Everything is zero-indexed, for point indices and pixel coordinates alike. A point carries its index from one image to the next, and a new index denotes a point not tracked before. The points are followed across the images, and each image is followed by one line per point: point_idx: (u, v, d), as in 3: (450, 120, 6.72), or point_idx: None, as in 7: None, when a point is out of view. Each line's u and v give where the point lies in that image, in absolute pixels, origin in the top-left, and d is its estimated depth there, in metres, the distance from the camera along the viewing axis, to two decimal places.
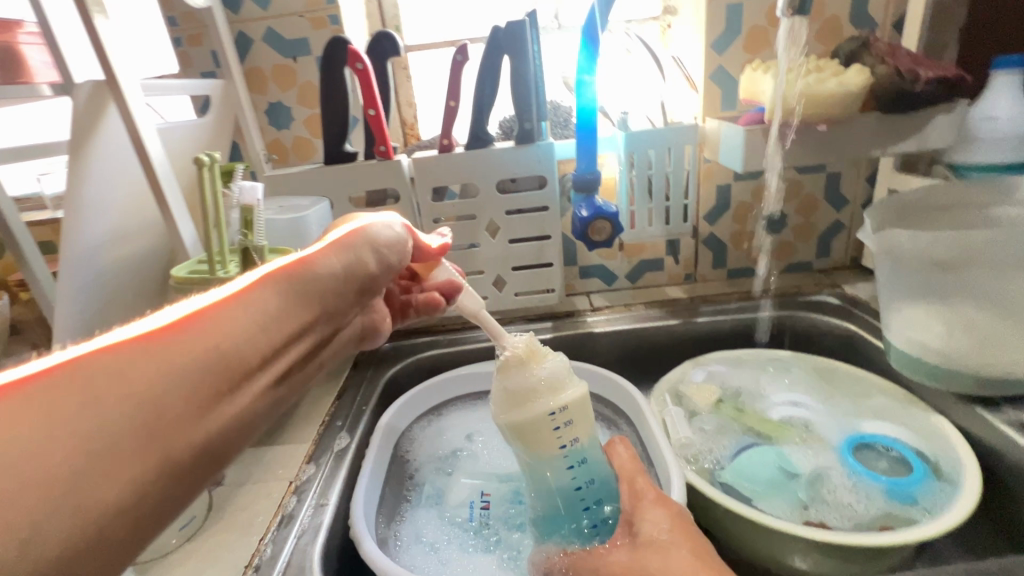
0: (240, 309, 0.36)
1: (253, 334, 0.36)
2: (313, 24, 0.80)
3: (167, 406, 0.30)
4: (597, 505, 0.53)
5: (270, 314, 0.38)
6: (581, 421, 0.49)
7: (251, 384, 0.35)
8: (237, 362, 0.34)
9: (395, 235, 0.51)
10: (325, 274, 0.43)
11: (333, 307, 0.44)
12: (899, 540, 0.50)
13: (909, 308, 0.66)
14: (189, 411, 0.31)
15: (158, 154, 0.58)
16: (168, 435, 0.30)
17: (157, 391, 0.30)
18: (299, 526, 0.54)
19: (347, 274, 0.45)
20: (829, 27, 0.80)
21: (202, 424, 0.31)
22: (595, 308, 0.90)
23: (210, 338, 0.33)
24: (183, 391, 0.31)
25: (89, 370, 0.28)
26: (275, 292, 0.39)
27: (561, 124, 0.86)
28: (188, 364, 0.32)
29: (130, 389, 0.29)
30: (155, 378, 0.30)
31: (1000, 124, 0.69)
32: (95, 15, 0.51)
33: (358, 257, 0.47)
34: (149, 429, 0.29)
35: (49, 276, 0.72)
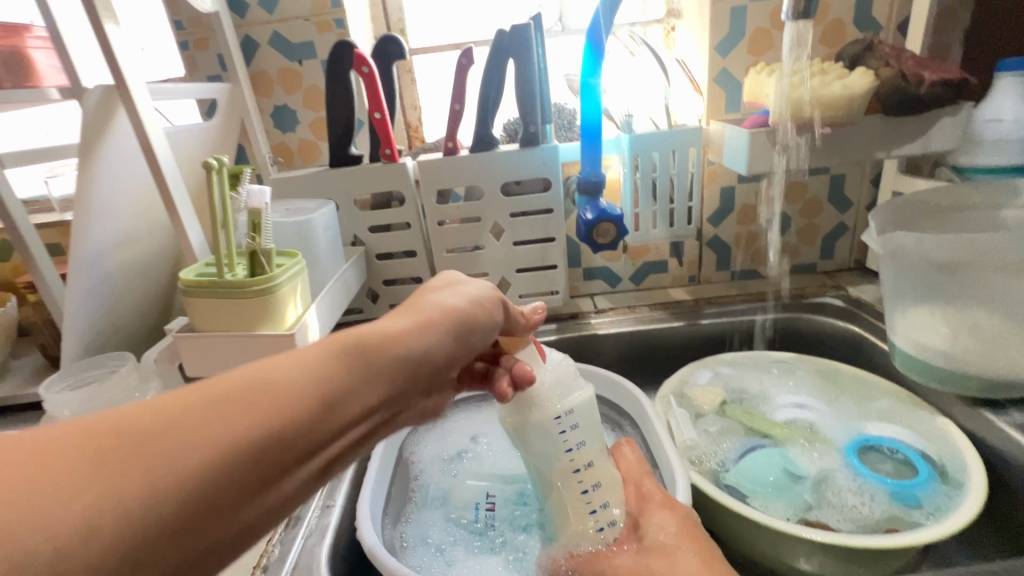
0: (311, 383, 0.30)
1: (315, 415, 0.30)
2: (318, 28, 0.81)
3: (213, 491, 0.25)
4: (604, 507, 0.49)
5: (339, 394, 0.31)
6: (588, 422, 0.49)
7: (302, 470, 0.29)
8: (295, 444, 0.28)
9: (485, 302, 0.44)
10: (408, 345, 0.36)
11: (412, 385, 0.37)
12: (904, 542, 0.50)
13: (914, 311, 0.66)
14: (229, 498, 0.26)
15: (166, 158, 0.59)
16: (203, 523, 0.25)
17: (222, 462, 0.26)
18: (307, 526, 0.54)
19: (436, 343, 0.38)
20: (833, 30, 0.80)
21: (239, 515, 0.27)
22: (599, 309, 0.90)
23: (272, 413, 0.28)
24: (227, 476, 0.26)
25: (142, 436, 0.24)
26: (355, 362, 0.33)
27: (565, 126, 0.86)
28: (222, 458, 0.26)
29: (177, 464, 0.24)
30: (199, 456, 0.25)
31: (1004, 126, 0.70)
32: (105, 20, 0.51)
33: (451, 326, 0.40)
34: (183, 519, 0.24)
35: (57, 278, 0.72)
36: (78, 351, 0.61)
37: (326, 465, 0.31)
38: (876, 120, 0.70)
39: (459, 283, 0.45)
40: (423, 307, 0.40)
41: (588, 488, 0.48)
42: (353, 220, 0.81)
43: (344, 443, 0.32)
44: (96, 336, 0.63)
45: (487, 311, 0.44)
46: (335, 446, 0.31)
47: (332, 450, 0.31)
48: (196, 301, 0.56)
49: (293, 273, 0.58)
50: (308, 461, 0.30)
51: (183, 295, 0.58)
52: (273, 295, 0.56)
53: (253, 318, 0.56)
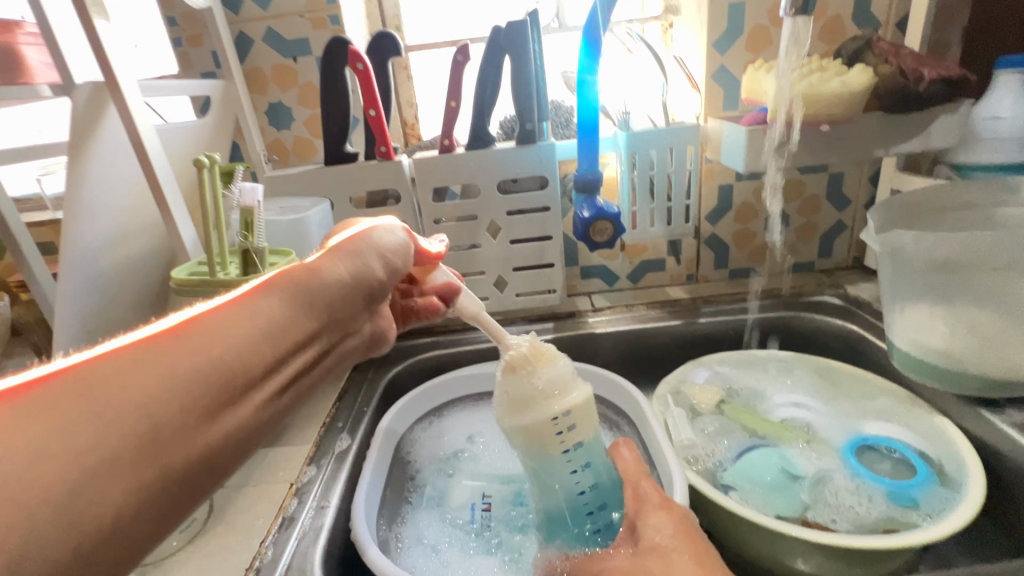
0: (246, 318, 0.33)
1: (257, 342, 0.33)
2: (313, 24, 0.80)
3: (177, 414, 0.28)
4: (599, 506, 0.51)
5: (275, 323, 0.34)
6: (586, 422, 0.49)
7: (257, 392, 0.32)
8: (245, 369, 0.31)
9: (401, 242, 0.47)
10: (338, 277, 0.39)
11: (342, 313, 0.40)
12: (901, 543, 0.50)
13: (912, 309, 0.65)
14: (194, 417, 0.28)
15: (158, 155, 0.58)
16: (173, 442, 0.27)
17: (181, 390, 0.28)
18: (300, 528, 0.54)
19: (361, 276, 0.41)
20: (832, 27, 0.80)
21: (210, 430, 0.29)
22: (596, 308, 0.89)
23: (217, 345, 0.31)
24: (188, 397, 0.28)
25: (95, 375, 0.26)
26: (292, 295, 0.36)
27: (562, 124, 0.85)
28: (183, 378, 0.29)
29: (133, 395, 0.27)
30: (155, 387, 0.28)
31: (1003, 124, 0.69)
32: (95, 16, 0.51)
33: (371, 259, 0.43)
34: (151, 440, 0.27)
35: (49, 277, 0.71)
36: (69, 350, 0.60)
37: (282, 385, 0.35)
38: (875, 118, 0.70)
39: (379, 224, 0.47)
40: (345, 244, 0.42)
41: (585, 490, 0.50)
42: (348, 218, 0.81)
43: (291, 365, 0.35)
44: (88, 336, 0.62)
45: (402, 248, 0.47)
46: (283, 367, 0.35)
47: (280, 373, 0.34)
48: (189, 300, 0.56)
49: None
50: (260, 381, 0.33)
51: (175, 294, 0.57)
52: None
53: None
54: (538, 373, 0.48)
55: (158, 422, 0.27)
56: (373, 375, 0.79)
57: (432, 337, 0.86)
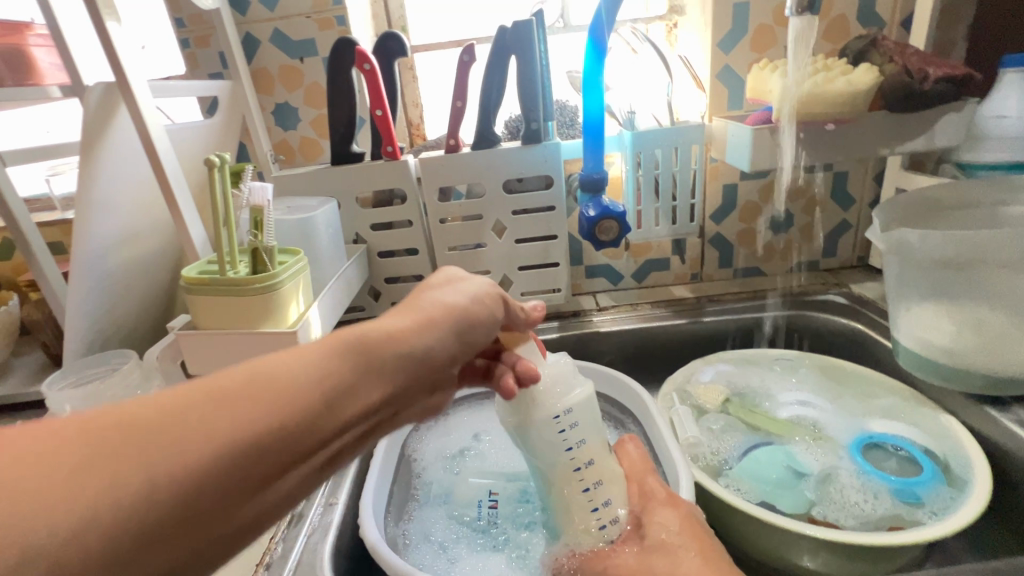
0: (312, 384, 0.29)
1: (315, 415, 0.28)
2: (320, 25, 0.80)
3: (212, 489, 0.24)
4: (607, 505, 0.49)
5: (340, 393, 0.30)
6: (589, 419, 0.49)
7: (303, 468, 0.28)
8: (295, 444, 0.27)
9: (484, 298, 0.42)
10: (410, 340, 0.35)
11: (413, 384, 0.35)
12: (907, 540, 0.50)
13: (917, 308, 0.66)
14: (229, 493, 0.25)
15: (167, 155, 0.58)
16: (203, 520, 0.24)
17: (224, 463, 0.25)
18: (309, 525, 0.54)
19: (439, 338, 0.37)
20: (836, 27, 0.80)
21: (239, 510, 0.26)
22: (601, 307, 0.90)
23: (274, 412, 0.27)
24: (226, 473, 0.25)
25: (133, 439, 0.23)
26: (355, 360, 0.31)
27: (567, 124, 0.86)
28: (220, 452, 0.25)
29: (170, 463, 0.24)
30: (195, 459, 0.24)
31: (1008, 123, 0.69)
32: (107, 18, 0.51)
33: (454, 320, 0.38)
34: (181, 514, 0.24)
35: (58, 276, 0.72)
36: (80, 349, 0.61)
37: (330, 461, 0.30)
38: (880, 117, 0.70)
39: (462, 278, 0.43)
40: (423, 303, 0.38)
41: (590, 486, 0.48)
42: (355, 217, 0.81)
43: (348, 441, 0.31)
44: (98, 335, 0.63)
45: (488, 306, 0.42)
46: (339, 443, 0.30)
47: (335, 448, 0.30)
48: (198, 298, 0.56)
49: (295, 271, 0.58)
50: (310, 458, 0.28)
51: (184, 293, 0.58)
52: (275, 292, 0.55)
53: (255, 316, 0.56)
54: (543, 375, 0.49)
55: (194, 497, 0.24)
56: None
57: None
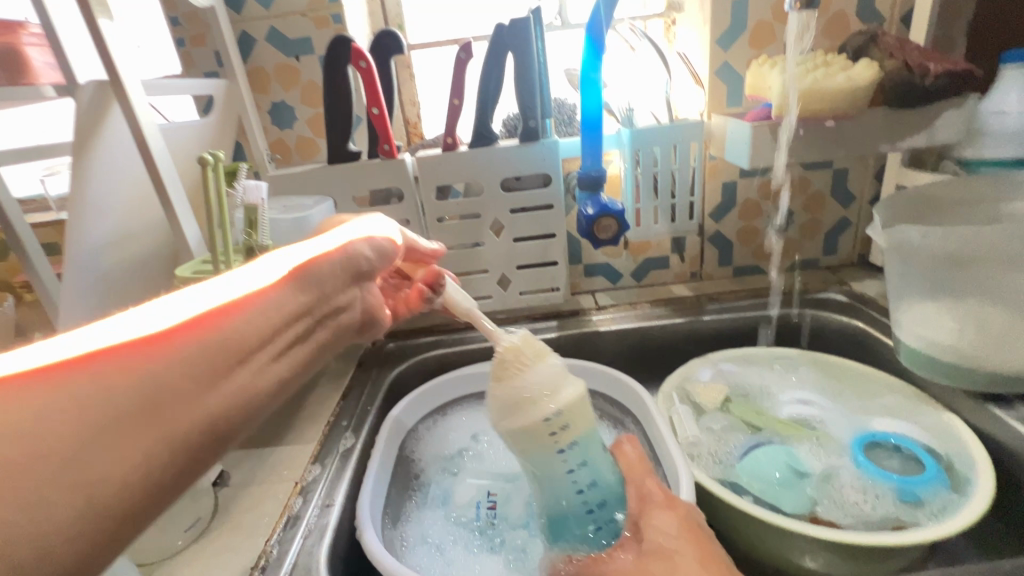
0: (239, 304, 0.37)
1: (249, 322, 0.37)
2: (316, 23, 0.80)
3: (180, 382, 0.32)
4: (600, 504, 0.50)
5: (264, 308, 0.39)
6: (583, 419, 0.48)
7: (250, 368, 0.36)
8: (238, 344, 0.36)
9: (389, 245, 0.52)
10: (322, 270, 0.44)
11: (323, 304, 0.44)
12: (908, 540, 0.49)
13: (920, 305, 0.65)
14: (195, 385, 0.32)
15: (162, 154, 0.58)
16: (177, 407, 0.31)
17: (181, 359, 0.32)
18: (306, 526, 0.54)
19: (340, 267, 0.46)
20: (836, 23, 0.80)
21: (210, 397, 0.33)
22: (600, 307, 0.89)
23: (210, 327, 0.35)
24: (185, 370, 0.32)
25: (101, 359, 0.30)
26: (276, 288, 0.41)
27: (565, 122, 0.85)
28: (159, 360, 0.31)
29: (138, 365, 0.31)
30: (160, 359, 0.31)
31: (1009, 118, 0.69)
32: (99, 16, 0.51)
33: (353, 256, 0.48)
34: (155, 403, 0.30)
35: (53, 277, 0.71)
36: None
37: (277, 359, 0.39)
38: (881, 113, 0.69)
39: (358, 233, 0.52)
40: (328, 247, 0.47)
41: (582, 489, 0.49)
42: (352, 217, 0.81)
43: (283, 340, 0.40)
44: None
45: (385, 249, 0.51)
46: (274, 346, 0.39)
47: (274, 350, 0.39)
48: None
49: None
50: (252, 359, 0.36)
51: (179, 293, 0.57)
52: None
53: None
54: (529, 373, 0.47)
55: (162, 388, 0.31)
56: (378, 374, 0.79)
57: (435, 336, 0.85)
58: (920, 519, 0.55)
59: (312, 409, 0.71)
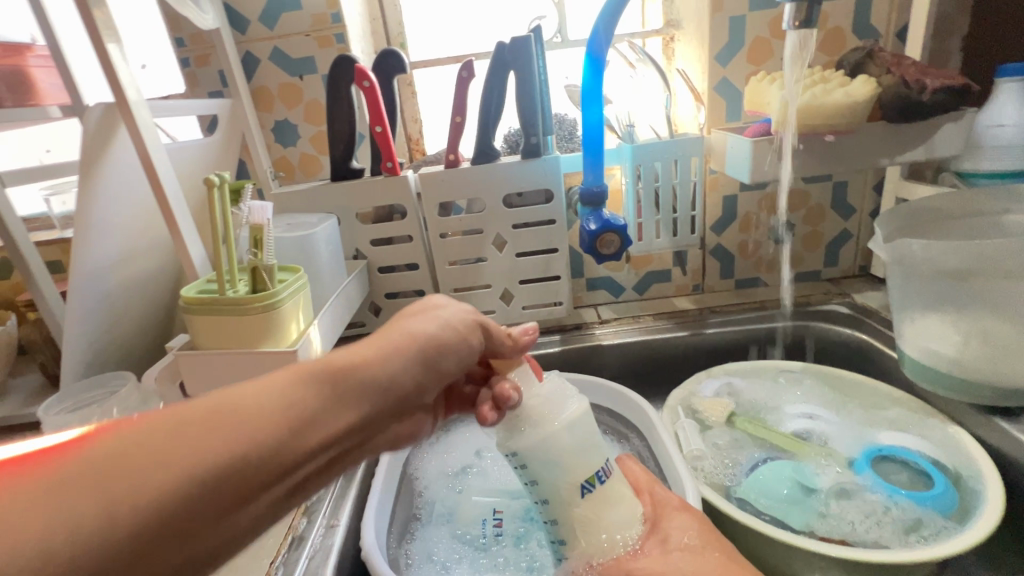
0: (282, 405, 0.29)
1: (281, 441, 0.29)
2: (319, 43, 0.81)
3: (137, 530, 0.23)
4: (562, 541, 0.47)
5: (288, 422, 0.29)
6: (572, 453, 0.45)
7: (266, 497, 0.28)
8: (261, 473, 0.28)
9: (467, 333, 0.42)
10: (380, 370, 0.35)
11: (380, 413, 0.35)
12: (912, 557, 0.49)
13: (924, 318, 0.65)
14: (193, 519, 0.25)
15: (167, 175, 0.58)
16: (132, 561, 0.23)
17: (158, 498, 0.24)
18: (310, 547, 0.53)
19: (410, 369, 0.37)
20: (832, 39, 0.81)
21: (206, 538, 0.26)
22: (603, 320, 0.89)
23: (228, 443, 0.27)
24: (192, 505, 0.25)
25: (116, 466, 0.24)
26: (355, 380, 0.33)
27: (567, 137, 0.86)
28: (183, 481, 0.25)
29: (140, 492, 0.24)
30: (168, 486, 0.24)
31: (1007, 131, 0.69)
32: (107, 41, 0.51)
33: (421, 350, 0.38)
34: (155, 537, 0.24)
35: (56, 297, 0.71)
36: (76, 372, 0.60)
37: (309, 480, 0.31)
38: (880, 127, 0.70)
39: (438, 308, 0.42)
40: (393, 330, 0.38)
41: (544, 522, 0.47)
42: (354, 233, 0.81)
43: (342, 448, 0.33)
44: (97, 354, 0.62)
45: (461, 332, 0.41)
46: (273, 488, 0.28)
47: (293, 479, 0.30)
48: (198, 317, 0.55)
49: (295, 288, 0.58)
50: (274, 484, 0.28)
51: (183, 312, 0.57)
52: (275, 311, 0.55)
53: (256, 335, 0.55)
54: (527, 402, 0.47)
55: (150, 521, 0.24)
56: None
57: None
58: (912, 542, 0.55)
59: None
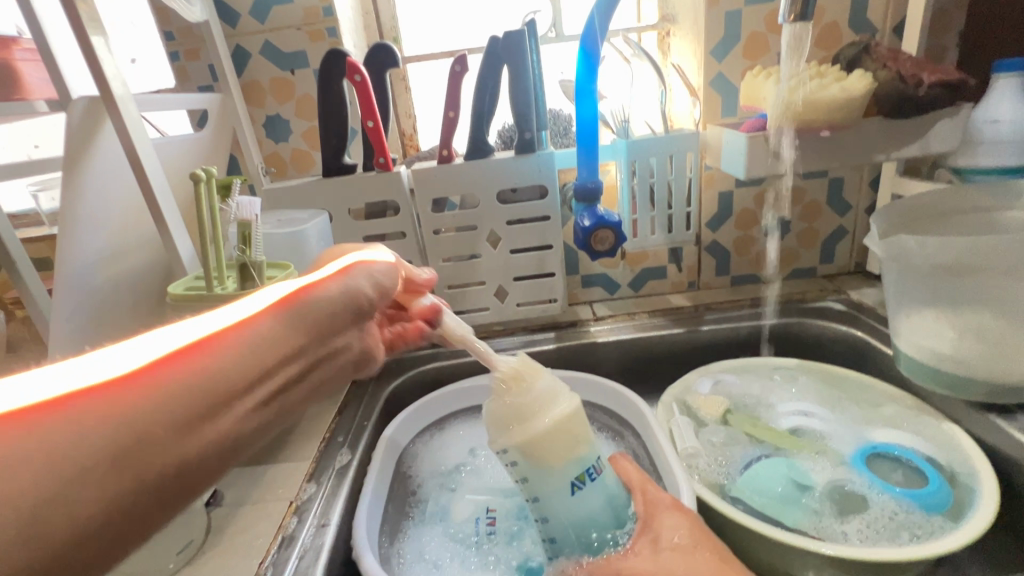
0: (249, 335, 0.37)
1: (247, 361, 0.36)
2: (310, 37, 0.80)
3: (130, 435, 0.29)
4: (554, 539, 0.47)
5: (276, 339, 0.38)
6: (560, 453, 0.45)
7: (229, 411, 0.34)
8: (227, 389, 0.34)
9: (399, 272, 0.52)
10: (313, 307, 0.42)
11: (334, 340, 0.44)
12: (905, 556, 0.49)
13: (920, 315, 0.64)
14: (185, 422, 0.31)
15: (155, 170, 0.57)
16: (140, 458, 0.29)
17: (136, 411, 0.30)
18: (301, 547, 0.52)
19: (337, 307, 0.44)
20: (828, 34, 0.80)
21: (191, 442, 0.31)
22: (598, 317, 0.89)
23: (201, 368, 0.33)
24: (160, 419, 0.30)
25: (105, 391, 0.29)
26: (303, 315, 0.41)
27: (562, 133, 0.85)
28: (160, 396, 0.31)
29: (126, 407, 0.29)
30: (142, 400, 0.30)
31: (1004, 127, 0.69)
32: (92, 33, 0.50)
33: (350, 292, 0.45)
34: (138, 441, 0.29)
35: (44, 295, 0.71)
36: None
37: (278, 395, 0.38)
38: (876, 123, 0.70)
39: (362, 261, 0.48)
40: (318, 280, 0.44)
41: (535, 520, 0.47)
42: (347, 230, 0.80)
43: (291, 373, 0.40)
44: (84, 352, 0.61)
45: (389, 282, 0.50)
46: (254, 394, 0.36)
47: (276, 386, 0.38)
48: (186, 315, 0.54)
49: (285, 285, 0.57)
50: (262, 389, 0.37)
51: (172, 310, 0.56)
52: None
53: None
54: (510, 400, 0.46)
55: (132, 431, 0.29)
56: (374, 390, 0.78)
57: (432, 347, 0.84)
58: (904, 539, 0.55)
59: (306, 426, 0.70)
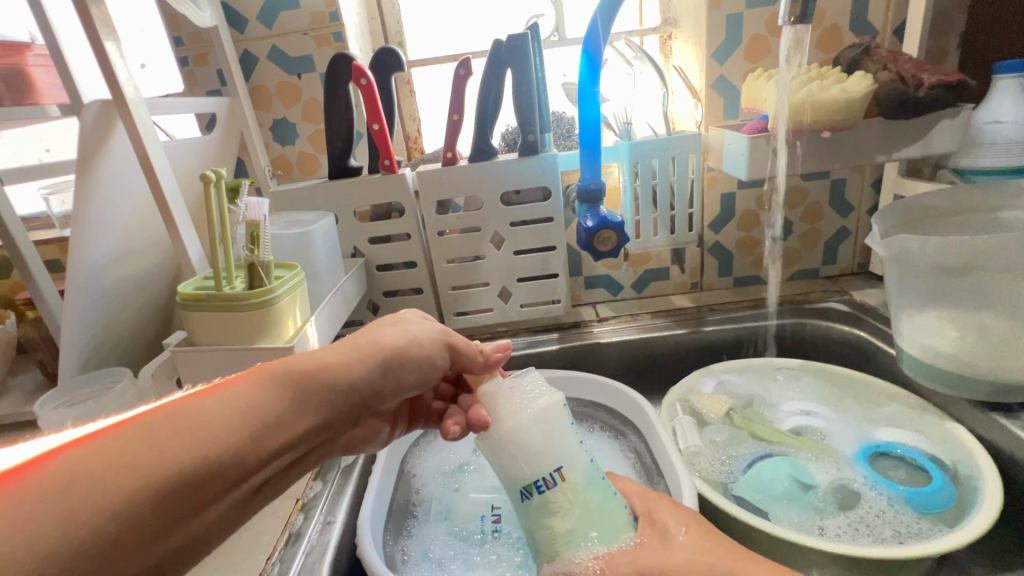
0: (243, 410, 0.33)
1: (240, 444, 0.32)
2: (317, 42, 0.81)
3: (149, 508, 0.27)
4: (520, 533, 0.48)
5: (260, 426, 0.33)
6: (542, 441, 0.45)
7: (238, 491, 0.32)
8: (227, 474, 0.31)
9: (426, 345, 0.45)
10: (340, 371, 0.39)
11: (304, 429, 0.36)
12: (909, 553, 0.49)
13: (922, 314, 0.65)
14: (198, 503, 0.30)
15: (165, 172, 0.58)
16: (147, 536, 0.27)
17: (159, 483, 0.28)
18: (307, 543, 0.53)
19: (368, 374, 0.40)
20: (829, 36, 0.81)
21: (195, 522, 0.30)
22: (601, 318, 0.89)
23: (210, 439, 0.30)
24: (170, 496, 0.28)
25: (118, 448, 0.28)
26: (283, 392, 0.36)
27: (564, 135, 0.87)
28: (185, 467, 0.29)
29: (131, 485, 0.27)
30: (165, 471, 0.28)
31: (1006, 128, 0.69)
32: (104, 38, 0.52)
33: (385, 358, 0.42)
34: (146, 521, 0.27)
35: (55, 296, 0.72)
36: (73, 370, 0.60)
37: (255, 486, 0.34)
38: (877, 123, 0.70)
39: (405, 324, 0.46)
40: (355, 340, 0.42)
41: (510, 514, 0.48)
42: (353, 231, 0.81)
43: (275, 466, 0.35)
44: (95, 351, 0.63)
45: (428, 349, 0.45)
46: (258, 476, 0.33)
47: (263, 475, 0.34)
48: (195, 315, 0.55)
49: (292, 285, 0.58)
50: (229, 490, 0.31)
51: (181, 308, 0.57)
52: (272, 308, 0.55)
53: (252, 332, 0.55)
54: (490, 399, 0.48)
55: (148, 504, 0.27)
56: None
57: None
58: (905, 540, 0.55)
59: None
